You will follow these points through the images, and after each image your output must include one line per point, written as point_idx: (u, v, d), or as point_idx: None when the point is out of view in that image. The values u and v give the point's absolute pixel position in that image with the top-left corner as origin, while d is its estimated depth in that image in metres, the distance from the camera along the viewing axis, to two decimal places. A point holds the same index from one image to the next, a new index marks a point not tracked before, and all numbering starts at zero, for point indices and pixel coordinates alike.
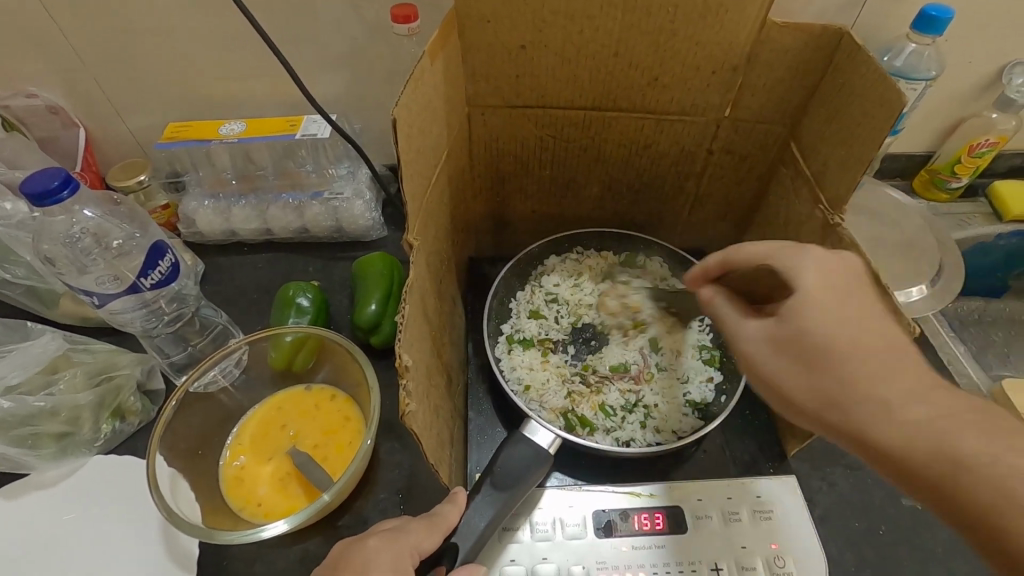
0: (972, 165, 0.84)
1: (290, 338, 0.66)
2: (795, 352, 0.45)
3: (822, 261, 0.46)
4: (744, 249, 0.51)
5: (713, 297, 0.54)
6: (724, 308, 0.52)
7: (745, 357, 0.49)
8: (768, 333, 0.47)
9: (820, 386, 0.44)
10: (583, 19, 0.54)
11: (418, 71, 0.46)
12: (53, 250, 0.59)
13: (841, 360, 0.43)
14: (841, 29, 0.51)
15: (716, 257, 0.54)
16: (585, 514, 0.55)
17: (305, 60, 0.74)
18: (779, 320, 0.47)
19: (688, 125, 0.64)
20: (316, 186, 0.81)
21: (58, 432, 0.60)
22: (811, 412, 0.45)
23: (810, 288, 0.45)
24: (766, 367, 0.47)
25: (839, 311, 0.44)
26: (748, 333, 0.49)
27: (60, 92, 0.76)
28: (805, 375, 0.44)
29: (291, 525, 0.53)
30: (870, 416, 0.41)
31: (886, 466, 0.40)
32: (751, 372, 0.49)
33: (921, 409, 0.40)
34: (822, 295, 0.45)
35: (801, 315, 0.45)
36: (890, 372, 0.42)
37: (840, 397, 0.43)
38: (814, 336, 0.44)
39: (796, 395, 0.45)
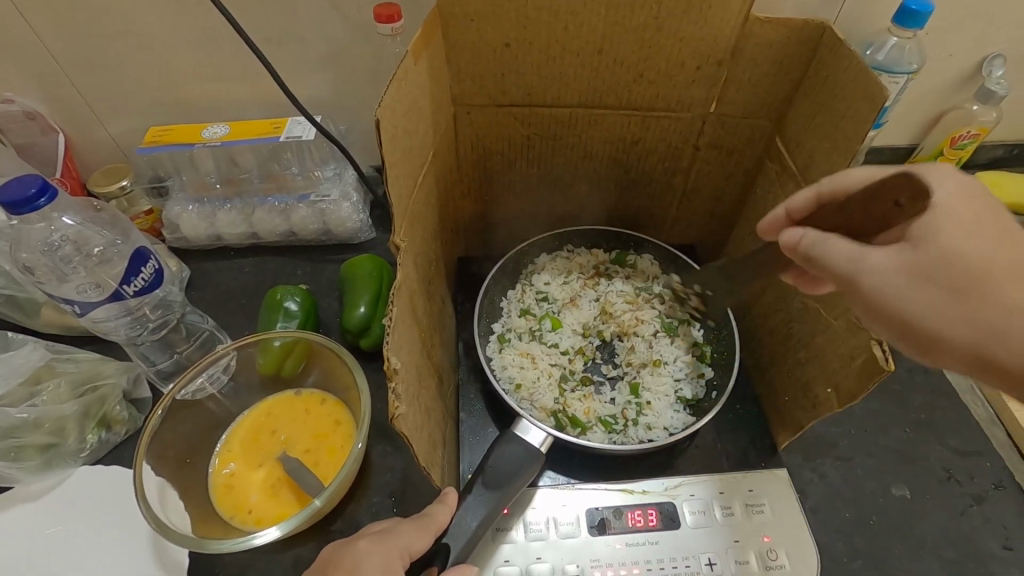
0: (955, 157, 0.85)
1: (278, 343, 0.65)
2: (930, 278, 0.40)
3: (951, 180, 0.41)
4: (849, 177, 0.45)
5: (806, 233, 0.44)
6: (830, 241, 0.42)
7: (867, 295, 0.41)
8: (896, 260, 0.40)
9: (971, 315, 0.40)
10: (568, 16, 0.54)
11: (401, 70, 0.45)
12: (32, 259, 0.58)
13: (991, 282, 0.39)
14: (823, 23, 0.52)
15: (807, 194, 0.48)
16: (578, 513, 0.55)
17: (287, 62, 0.74)
18: (911, 244, 0.40)
19: (674, 121, 0.64)
20: (303, 189, 0.80)
21: (42, 444, 0.59)
22: (958, 345, 0.40)
23: (947, 206, 0.40)
24: (896, 299, 0.40)
25: (977, 228, 0.40)
26: (873, 267, 0.40)
27: (37, 97, 0.74)
28: (955, 307, 0.40)
29: (282, 532, 0.53)
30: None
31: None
32: (868, 308, 0.42)
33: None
34: (959, 214, 0.40)
35: (943, 237, 0.39)
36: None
37: (1000, 326, 0.39)
38: (961, 260, 0.39)
39: (945, 330, 0.40)
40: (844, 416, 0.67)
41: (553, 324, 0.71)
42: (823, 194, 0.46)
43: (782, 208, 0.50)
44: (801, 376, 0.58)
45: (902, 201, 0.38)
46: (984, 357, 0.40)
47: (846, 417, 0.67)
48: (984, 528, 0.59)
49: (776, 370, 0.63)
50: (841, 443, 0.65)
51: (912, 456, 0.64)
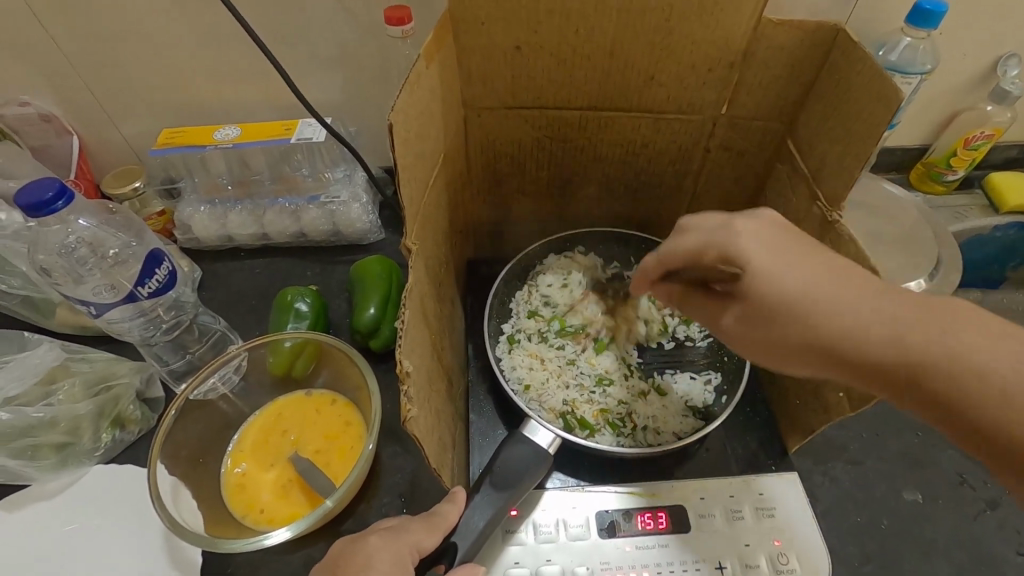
0: (968, 158, 0.85)
1: (288, 344, 0.65)
2: (750, 318, 0.44)
3: (754, 230, 0.45)
4: (677, 248, 0.49)
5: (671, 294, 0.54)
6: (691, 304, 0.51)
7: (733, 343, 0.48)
8: (736, 317, 0.46)
9: (781, 333, 0.42)
10: (579, 19, 0.54)
11: (413, 74, 0.46)
12: (48, 261, 0.58)
13: (783, 302, 0.42)
14: (836, 25, 0.51)
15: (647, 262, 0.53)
16: (588, 515, 0.55)
17: (298, 64, 0.74)
18: (739, 301, 0.45)
19: (685, 124, 0.64)
20: (313, 190, 0.81)
21: (57, 443, 0.60)
22: (800, 356, 0.42)
23: (751, 256, 0.43)
24: (749, 341, 0.46)
25: (776, 261, 0.43)
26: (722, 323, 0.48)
27: (52, 99, 0.75)
28: (776, 329, 0.42)
29: (293, 532, 0.53)
30: (837, 340, 0.39)
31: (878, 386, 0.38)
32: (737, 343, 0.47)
33: (890, 324, 0.38)
34: (761, 258, 0.43)
35: (752, 276, 0.43)
36: (852, 292, 0.40)
37: (819, 336, 0.40)
38: (770, 298, 0.42)
39: (776, 345, 0.43)
40: (855, 419, 0.67)
41: (567, 334, 0.71)
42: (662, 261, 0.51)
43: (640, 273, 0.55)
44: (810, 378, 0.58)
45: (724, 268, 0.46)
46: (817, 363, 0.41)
47: (857, 420, 0.66)
48: (997, 533, 0.59)
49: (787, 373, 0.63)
50: (852, 446, 0.64)
51: (924, 460, 0.64)
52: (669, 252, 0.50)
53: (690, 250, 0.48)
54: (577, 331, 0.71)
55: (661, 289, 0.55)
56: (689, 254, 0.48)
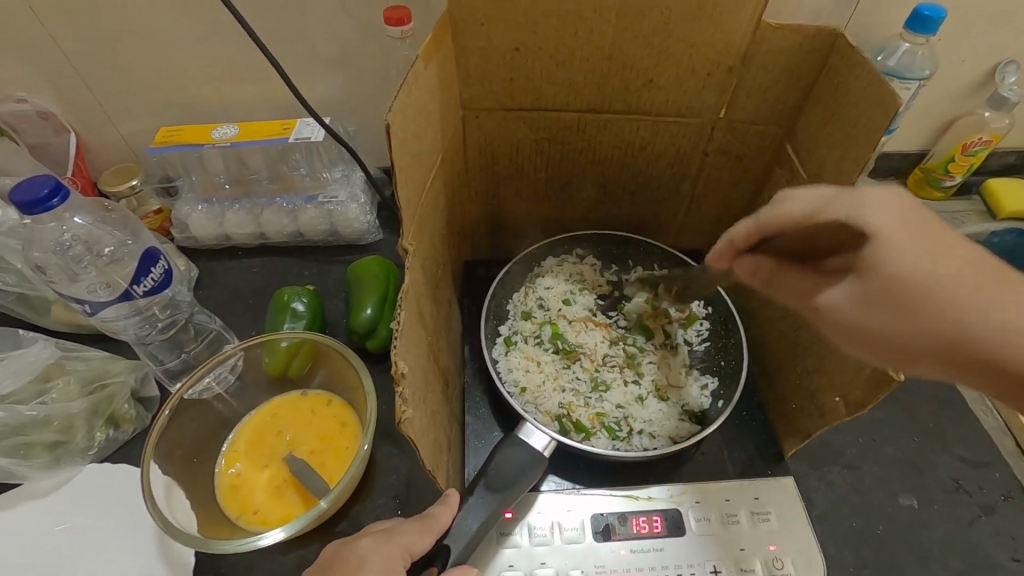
0: (965, 164, 0.85)
1: (284, 344, 0.65)
2: (884, 303, 0.36)
3: (889, 204, 0.36)
4: (781, 211, 0.41)
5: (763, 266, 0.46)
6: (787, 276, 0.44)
7: (832, 327, 0.40)
8: (851, 295, 0.38)
9: (927, 327, 0.35)
10: (578, 22, 0.54)
11: (411, 75, 0.46)
12: (43, 258, 0.58)
13: (938, 292, 0.35)
14: (835, 29, 0.51)
15: (742, 227, 0.46)
16: (583, 518, 0.55)
17: (297, 64, 0.74)
18: (861, 278, 0.37)
19: (684, 127, 0.64)
20: (311, 190, 0.80)
21: (50, 442, 0.60)
22: (931, 358, 0.36)
23: (889, 238, 0.35)
24: (864, 328, 0.37)
25: (922, 240, 0.35)
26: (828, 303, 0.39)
27: (50, 97, 0.75)
28: (915, 327, 0.35)
29: (288, 533, 0.53)
30: (1000, 344, 0.34)
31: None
32: (839, 334, 0.40)
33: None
34: (902, 241, 0.35)
35: (893, 264, 0.35)
36: (1006, 289, 0.34)
37: (967, 339, 0.35)
38: (914, 283, 0.34)
39: (906, 344, 0.36)
40: (851, 424, 0.67)
41: (563, 354, 0.69)
42: (760, 225, 0.43)
43: (723, 241, 0.48)
44: (807, 383, 0.58)
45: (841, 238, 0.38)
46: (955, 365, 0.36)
47: (854, 424, 0.66)
48: (993, 539, 0.58)
49: (783, 377, 0.62)
50: (848, 451, 0.64)
51: (921, 465, 0.63)
52: (770, 217, 0.42)
53: (799, 215, 0.39)
54: (571, 350, 0.70)
55: (745, 263, 0.49)
56: (801, 218, 0.39)
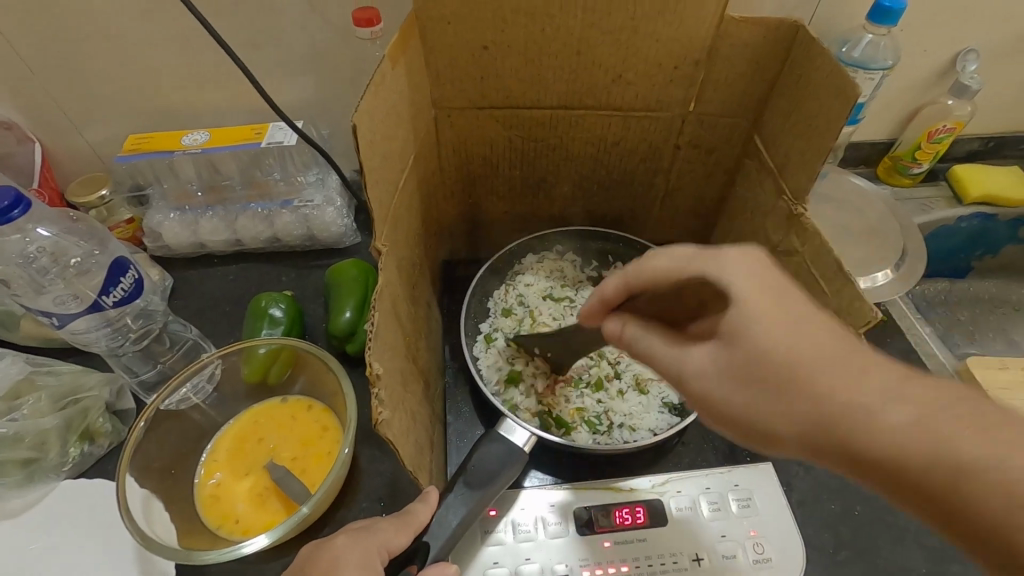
0: (931, 151, 0.87)
1: (263, 350, 0.65)
2: (746, 376, 0.36)
3: (749, 265, 0.37)
4: (648, 264, 0.42)
5: (628, 327, 0.45)
6: (648, 340, 0.43)
7: (695, 397, 0.39)
8: (715, 361, 0.38)
9: (789, 410, 0.34)
10: (545, 19, 0.54)
11: (377, 75, 0.45)
12: (7, 272, 0.56)
13: (801, 371, 0.34)
14: (796, 21, 0.52)
15: (615, 283, 0.45)
16: (566, 513, 0.55)
17: (266, 67, 0.73)
18: (722, 345, 0.37)
19: (654, 121, 0.65)
20: (285, 195, 0.79)
21: (22, 459, 0.59)
22: (794, 441, 0.35)
23: (743, 296, 0.36)
24: (726, 405, 0.37)
25: (784, 315, 0.35)
26: (690, 367, 0.39)
27: (12, 106, 0.73)
28: (772, 402, 0.35)
29: (270, 540, 0.53)
30: (861, 425, 0.32)
31: (880, 483, 0.32)
32: (703, 406, 0.39)
33: (905, 412, 0.31)
34: (758, 309, 0.35)
35: (745, 329, 0.35)
36: (859, 371, 0.33)
37: (824, 418, 0.33)
38: (773, 359, 0.35)
39: (771, 426, 0.35)
40: None
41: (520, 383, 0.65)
42: (629, 285, 0.43)
43: (595, 298, 0.48)
44: None
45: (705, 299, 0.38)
46: (822, 451, 0.34)
47: None
48: None
49: None
50: None
51: None
52: (639, 274, 0.42)
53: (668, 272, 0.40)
54: None
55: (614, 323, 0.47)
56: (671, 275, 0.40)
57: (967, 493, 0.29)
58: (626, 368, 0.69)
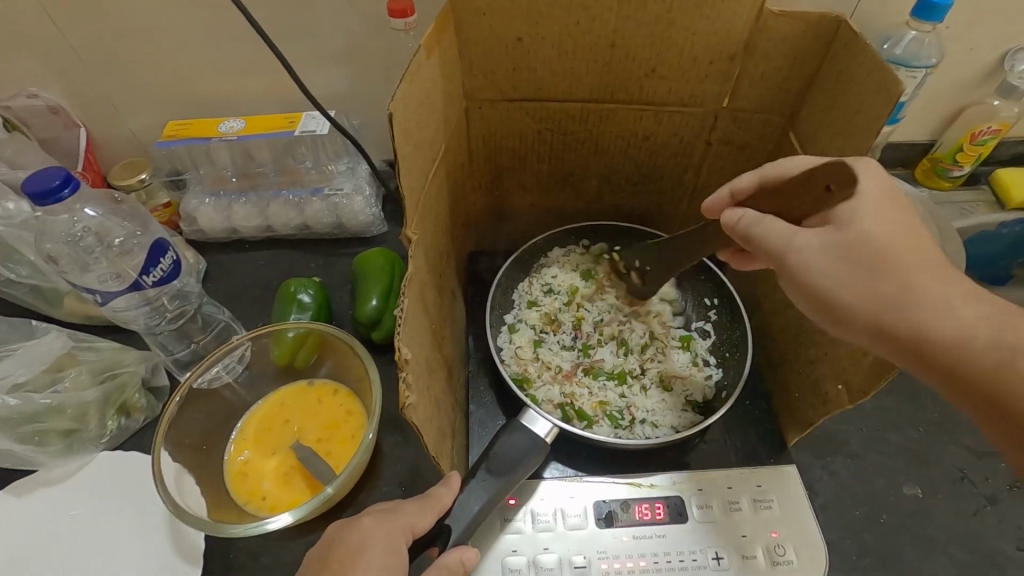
0: (974, 153, 0.84)
1: (291, 334, 0.66)
2: (851, 256, 0.43)
3: (875, 170, 0.44)
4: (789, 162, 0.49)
5: (745, 213, 0.47)
6: (768, 222, 0.45)
7: (795, 272, 0.45)
8: (824, 240, 0.44)
9: (876, 289, 0.42)
10: (580, 11, 0.54)
11: (413, 65, 0.46)
12: (56, 249, 0.59)
13: (899, 262, 0.42)
14: (838, 16, 0.51)
15: (751, 178, 0.51)
16: (585, 505, 0.56)
17: (302, 57, 0.74)
18: (836, 228, 0.43)
19: (687, 116, 0.64)
20: (316, 183, 0.81)
21: (64, 430, 0.61)
22: (866, 320, 0.43)
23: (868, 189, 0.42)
24: (823, 277, 0.44)
25: (896, 216, 0.43)
26: (802, 244, 0.44)
27: (60, 91, 0.76)
28: (868, 285, 0.43)
29: (295, 517, 0.54)
30: (935, 313, 0.41)
31: (931, 361, 0.41)
32: (797, 284, 0.46)
33: (976, 309, 0.40)
34: (878, 203, 0.43)
35: (861, 217, 0.43)
36: (942, 277, 0.42)
37: (904, 301, 0.41)
38: (878, 242, 0.42)
39: (853, 302, 0.43)
40: (856, 413, 0.67)
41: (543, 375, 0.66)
42: (766, 177, 0.50)
43: (726, 189, 0.53)
44: (810, 373, 0.58)
45: (832, 185, 0.39)
46: (889, 333, 0.42)
47: (858, 413, 0.66)
48: (998, 530, 0.58)
49: (787, 366, 0.63)
50: (852, 441, 0.64)
51: (925, 455, 0.63)
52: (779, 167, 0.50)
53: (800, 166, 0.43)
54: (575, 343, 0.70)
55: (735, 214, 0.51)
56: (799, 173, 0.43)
57: (1011, 370, 0.38)
58: (651, 364, 0.68)
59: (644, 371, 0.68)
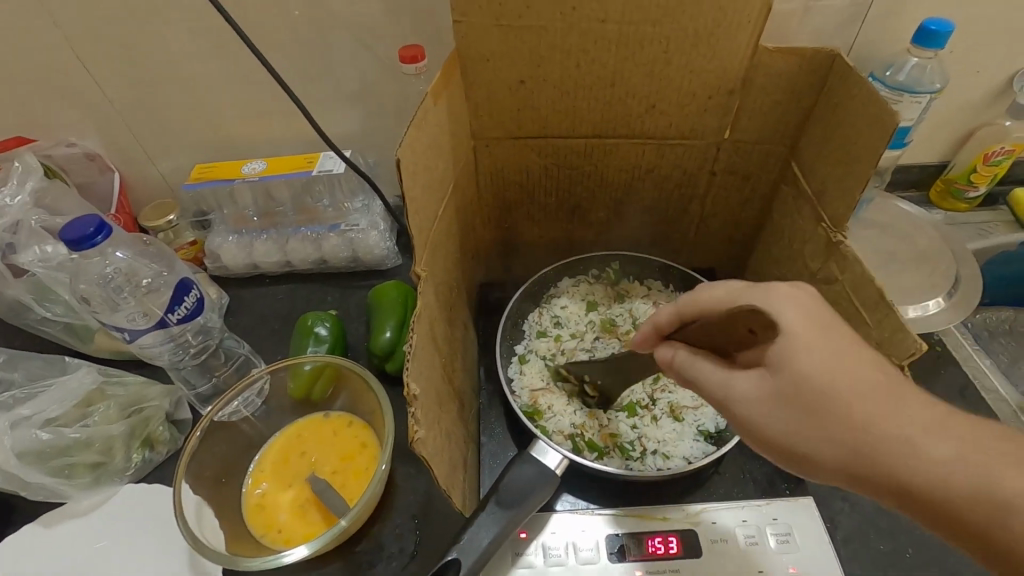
0: (989, 174, 0.83)
1: (308, 366, 0.68)
2: (791, 403, 0.38)
3: (799, 299, 0.39)
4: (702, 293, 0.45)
5: (677, 354, 0.46)
6: (700, 366, 0.43)
7: (742, 421, 0.41)
8: (760, 386, 0.39)
9: (831, 434, 0.36)
10: (580, 55, 0.57)
11: (420, 113, 0.48)
12: (89, 290, 0.62)
13: (847, 401, 0.36)
14: (833, 51, 0.52)
15: (669, 312, 0.47)
16: (597, 539, 0.55)
17: (320, 101, 0.79)
18: (769, 371, 0.39)
19: (689, 149, 0.65)
20: (333, 219, 0.84)
21: (90, 463, 0.63)
22: (829, 466, 0.37)
23: (792, 328, 0.38)
24: (768, 427, 0.39)
25: (829, 346, 0.37)
26: (739, 394, 0.40)
27: (97, 139, 0.81)
28: (815, 429, 0.37)
29: (310, 550, 0.55)
30: (908, 455, 0.34)
31: (921, 511, 0.34)
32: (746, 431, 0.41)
33: (947, 446, 0.34)
34: (810, 341, 0.37)
35: (793, 360, 0.38)
36: (901, 403, 0.36)
37: (864, 445, 0.35)
38: (819, 387, 0.37)
39: (813, 450, 0.37)
40: None
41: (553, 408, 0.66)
42: (682, 311, 0.45)
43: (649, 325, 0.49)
44: None
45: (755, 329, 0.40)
46: (857, 476, 0.36)
47: None
48: None
49: None
50: None
51: None
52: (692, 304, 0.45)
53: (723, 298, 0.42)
54: None
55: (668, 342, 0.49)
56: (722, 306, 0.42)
57: None
58: (663, 393, 0.68)
59: (655, 401, 0.68)
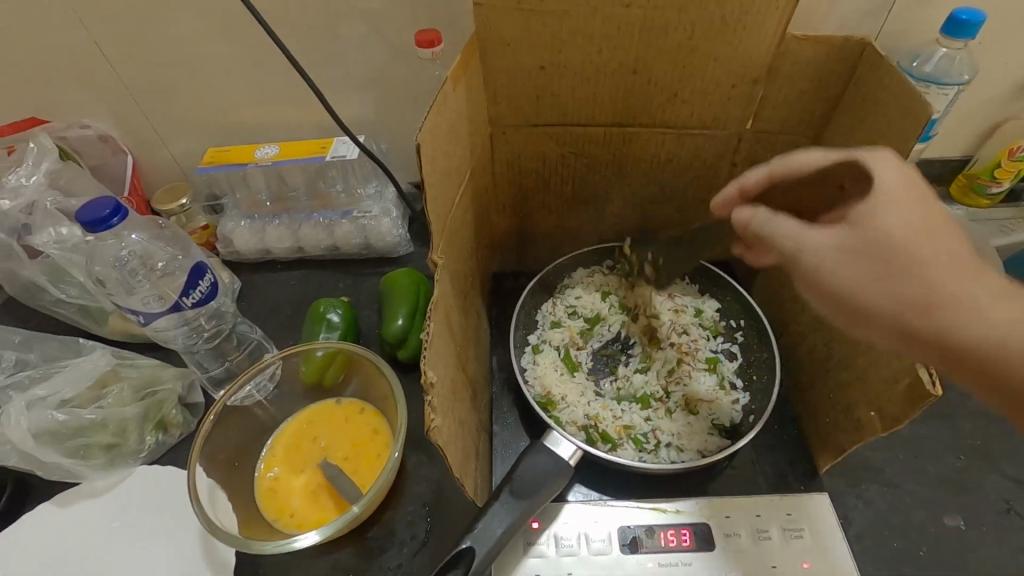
0: (1013, 169, 0.81)
1: (320, 353, 0.68)
2: (865, 252, 0.39)
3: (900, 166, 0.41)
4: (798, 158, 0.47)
5: (756, 213, 0.46)
6: (781, 221, 0.44)
7: (810, 272, 0.41)
8: (839, 239, 0.40)
9: (896, 290, 0.38)
10: (602, 40, 0.55)
11: (439, 97, 0.47)
12: (104, 272, 0.62)
13: (921, 256, 0.37)
14: (864, 39, 0.52)
15: (760, 174, 0.49)
16: (609, 531, 0.55)
17: (334, 86, 0.78)
18: (850, 227, 0.40)
19: (710, 139, 0.64)
20: (346, 206, 0.84)
21: (105, 444, 0.64)
22: (885, 324, 0.39)
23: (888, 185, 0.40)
24: (835, 276, 0.40)
25: (917, 207, 0.39)
26: (815, 243, 0.41)
27: (110, 121, 0.81)
28: (886, 281, 0.38)
29: (323, 535, 0.55)
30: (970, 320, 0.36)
31: (966, 373, 0.37)
32: (809, 288, 0.42)
33: (1012, 315, 0.35)
34: (902, 199, 0.39)
35: (879, 215, 0.39)
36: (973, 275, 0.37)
37: (930, 301, 0.37)
38: (899, 242, 0.38)
39: (875, 304, 0.38)
40: (891, 439, 0.65)
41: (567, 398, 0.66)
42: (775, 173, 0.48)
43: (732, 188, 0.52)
44: (839, 398, 0.56)
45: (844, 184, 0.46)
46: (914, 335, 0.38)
47: (893, 440, 0.65)
48: None
49: (816, 391, 0.61)
50: (889, 469, 0.62)
51: (966, 485, 0.61)
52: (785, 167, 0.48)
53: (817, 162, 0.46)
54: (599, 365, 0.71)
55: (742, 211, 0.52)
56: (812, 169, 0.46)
57: None
58: (677, 386, 0.67)
59: (669, 393, 0.67)
